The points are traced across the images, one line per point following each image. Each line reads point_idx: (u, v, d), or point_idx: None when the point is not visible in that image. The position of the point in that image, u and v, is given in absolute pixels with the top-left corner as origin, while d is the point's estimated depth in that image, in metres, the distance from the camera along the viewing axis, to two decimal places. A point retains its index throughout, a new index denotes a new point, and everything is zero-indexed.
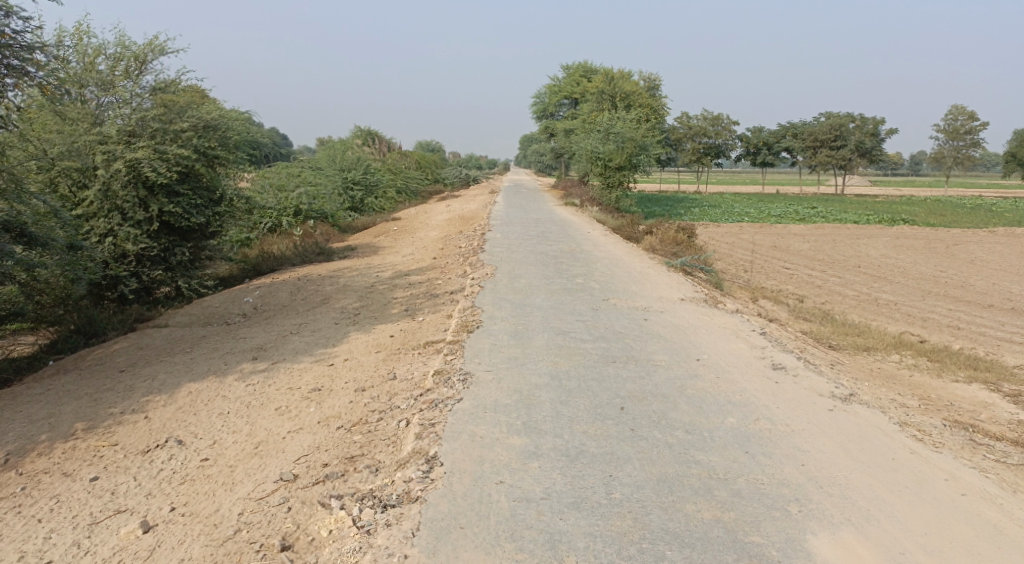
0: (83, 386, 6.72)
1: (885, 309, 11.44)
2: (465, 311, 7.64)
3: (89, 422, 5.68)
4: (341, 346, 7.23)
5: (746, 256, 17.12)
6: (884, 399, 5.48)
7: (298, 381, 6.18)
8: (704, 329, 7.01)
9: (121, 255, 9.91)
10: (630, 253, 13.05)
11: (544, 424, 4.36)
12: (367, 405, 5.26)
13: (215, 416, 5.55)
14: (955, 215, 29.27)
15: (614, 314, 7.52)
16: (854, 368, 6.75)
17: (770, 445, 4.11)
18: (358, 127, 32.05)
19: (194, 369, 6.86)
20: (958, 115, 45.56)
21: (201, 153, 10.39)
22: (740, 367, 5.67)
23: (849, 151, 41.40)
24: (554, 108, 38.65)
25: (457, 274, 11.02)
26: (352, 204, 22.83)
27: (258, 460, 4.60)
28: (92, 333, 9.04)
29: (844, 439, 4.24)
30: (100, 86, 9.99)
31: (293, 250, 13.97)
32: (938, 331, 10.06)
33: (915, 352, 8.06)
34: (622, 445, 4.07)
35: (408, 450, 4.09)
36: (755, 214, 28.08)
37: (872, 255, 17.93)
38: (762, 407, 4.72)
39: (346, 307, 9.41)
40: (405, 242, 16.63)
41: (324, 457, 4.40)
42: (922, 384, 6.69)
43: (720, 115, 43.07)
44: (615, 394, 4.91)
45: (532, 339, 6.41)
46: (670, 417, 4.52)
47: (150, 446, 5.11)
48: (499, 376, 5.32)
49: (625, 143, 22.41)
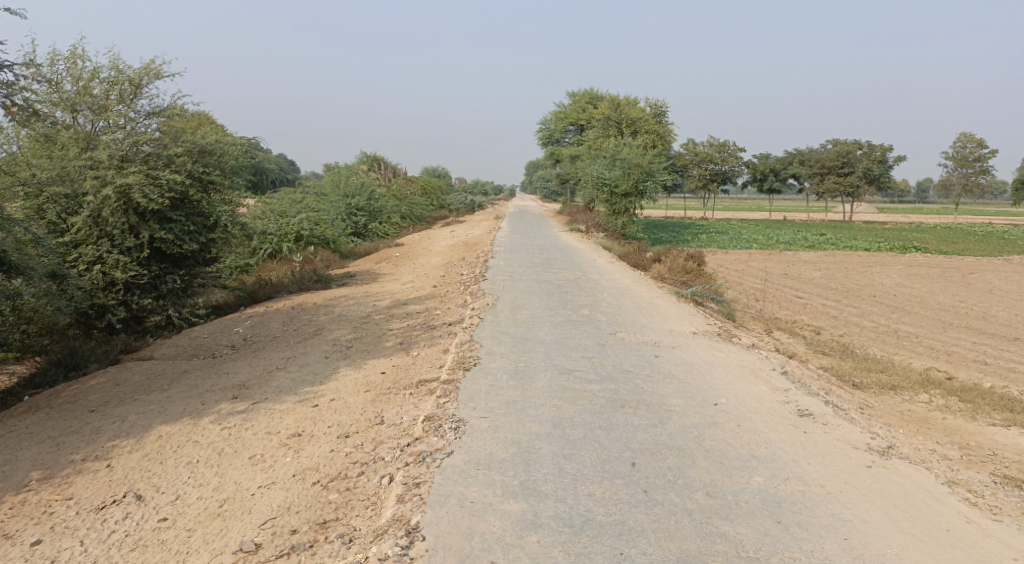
0: (48, 428, 6.20)
1: (906, 343, 10.87)
2: (462, 346, 7.11)
3: (46, 471, 5.16)
4: (328, 384, 6.70)
5: (757, 285, 16.58)
6: (924, 451, 4.92)
7: (278, 425, 5.65)
8: (721, 368, 6.45)
9: (109, 284, 9.41)
10: (640, 282, 12.54)
11: (544, 484, 3.83)
12: (349, 456, 4.73)
13: (183, 466, 5.02)
14: (968, 242, 28.82)
15: (622, 350, 6.99)
16: (883, 411, 6.18)
17: (805, 513, 3.56)
18: (363, 153, 31.91)
19: (168, 410, 6.34)
20: (967, 142, 45.32)
21: (195, 178, 9.95)
22: (763, 414, 5.11)
23: (857, 178, 40.92)
24: (560, 135, 38.40)
25: (457, 304, 10.53)
26: (355, 230, 22.48)
27: (220, 523, 4.08)
28: (73, 365, 8.47)
29: (891, 504, 3.69)
30: (93, 111, 9.52)
31: (290, 276, 13.48)
32: (966, 366, 9.49)
33: (944, 391, 7.48)
34: (633, 512, 3.52)
35: (387, 516, 3.56)
36: (763, 241, 27.64)
37: (887, 283, 17.35)
38: (791, 464, 4.18)
39: (339, 339, 8.91)
40: (406, 269, 16.17)
41: (292, 522, 3.89)
42: (959, 430, 6.10)
43: (727, 142, 42.64)
44: (625, 446, 4.38)
45: (533, 379, 5.89)
46: (688, 475, 3.98)
47: (106, 502, 4.57)
48: (496, 423, 4.79)
49: (632, 169, 22.10)
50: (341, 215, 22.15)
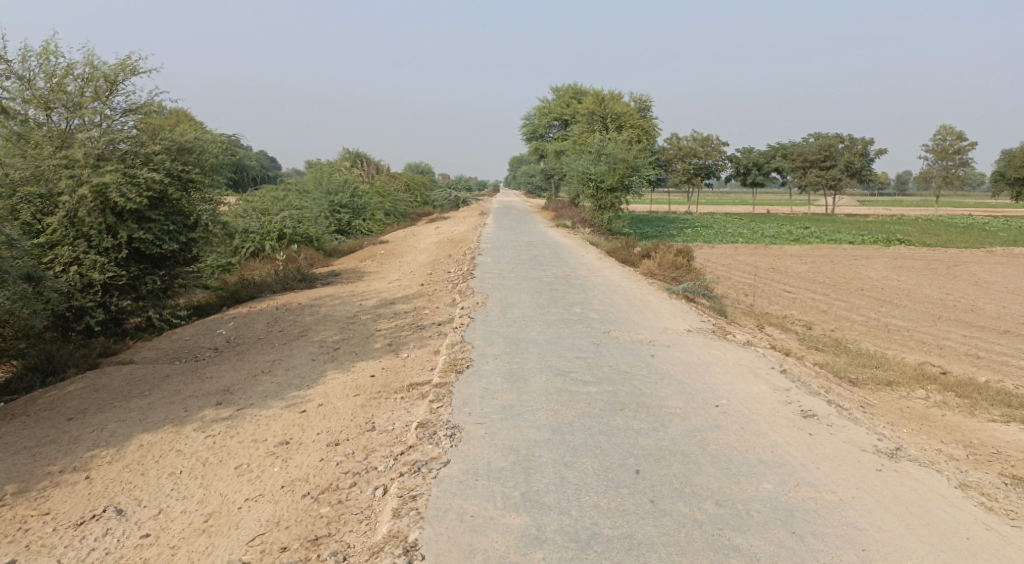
0: (23, 438, 5.90)
1: (897, 337, 10.83)
2: (454, 347, 6.92)
3: (20, 484, 4.88)
4: (316, 388, 6.48)
5: (745, 280, 16.52)
6: (930, 451, 4.82)
7: (265, 432, 5.43)
8: (719, 367, 6.32)
9: (87, 285, 9.10)
10: (629, 278, 12.41)
11: (547, 495, 3.67)
12: (340, 465, 4.53)
13: (166, 477, 4.79)
14: (949, 234, 29.12)
15: (618, 350, 6.84)
16: (884, 410, 6.08)
17: (819, 522, 3.46)
18: (346, 149, 31.55)
19: (150, 417, 6.09)
20: (946, 136, 45.79)
21: (174, 176, 9.66)
22: (765, 415, 4.98)
23: (839, 171, 41.12)
24: (544, 130, 38.17)
25: (446, 303, 10.32)
26: (339, 227, 22.16)
27: (206, 540, 3.87)
28: (50, 370, 8.16)
29: (906, 511, 3.59)
30: (67, 109, 9.17)
31: (274, 275, 13.18)
32: (957, 360, 9.47)
33: (940, 386, 7.41)
34: (642, 525, 3.39)
35: (382, 533, 3.38)
36: (748, 235, 27.67)
37: (873, 276, 17.41)
38: (800, 469, 4.06)
39: (326, 340, 8.68)
40: (392, 267, 15.90)
41: (282, 538, 3.70)
42: (960, 427, 6.02)
43: (711, 136, 42.66)
44: (628, 452, 4.23)
45: (528, 381, 5.73)
46: (694, 482, 3.84)
47: (84, 517, 4.33)
48: (493, 430, 4.61)
49: (618, 164, 22.02)
50: (324, 213, 21.82)
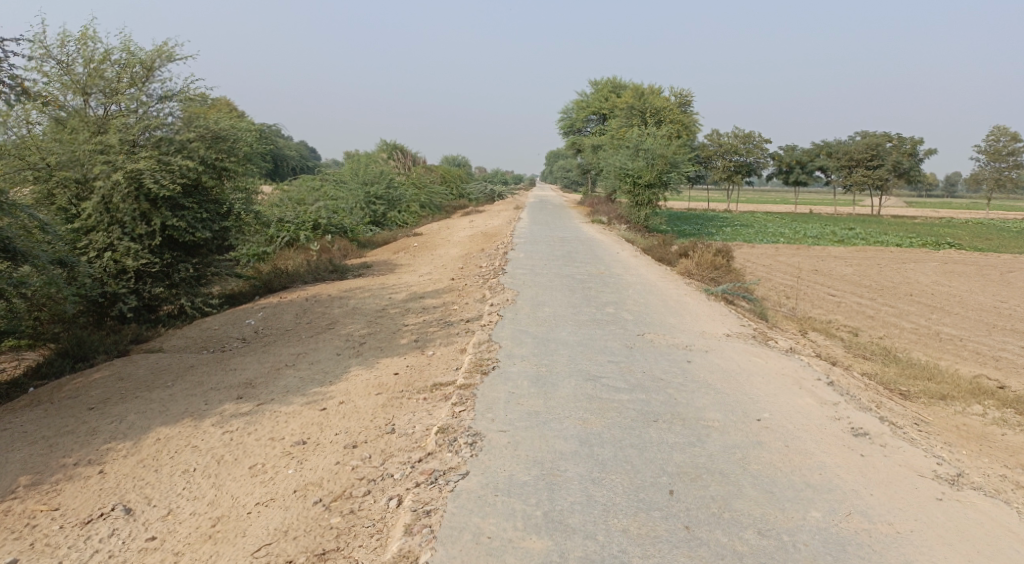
0: (43, 427, 5.84)
1: (950, 347, 10.22)
2: (480, 347, 6.66)
3: (34, 476, 4.79)
4: (338, 385, 6.29)
5: (787, 282, 15.90)
6: (993, 478, 4.39)
7: (282, 430, 5.26)
8: (760, 376, 5.94)
9: (121, 271, 9.05)
10: (666, 277, 11.99)
11: (571, 516, 3.38)
12: (355, 471, 4.31)
13: (179, 475, 4.64)
14: (1002, 238, 27.77)
15: (652, 354, 6.50)
16: (939, 428, 5.63)
17: (875, 559, 3.12)
18: (383, 141, 31.55)
19: (170, 410, 5.97)
20: (1000, 136, 43.79)
21: (209, 164, 9.59)
22: (813, 432, 4.60)
23: (886, 171, 39.61)
24: (582, 124, 37.70)
25: (475, 299, 10.07)
26: (374, 219, 22.08)
27: (210, 548, 3.69)
28: (80, 356, 8.12)
29: (972, 549, 3.22)
30: (105, 94, 9.13)
31: (306, 267, 13.10)
32: (1015, 373, 8.85)
33: (999, 402, 6.87)
34: (675, 555, 3.08)
35: (392, 552, 3.16)
36: (790, 235, 26.81)
37: (922, 281, 16.60)
38: (852, 495, 3.70)
39: (352, 334, 8.50)
40: (424, 260, 15.71)
41: (288, 550, 3.49)
42: (1022, 448, 5.53)
43: (753, 133, 41.48)
44: (661, 470, 3.92)
45: (556, 387, 5.43)
46: (735, 507, 3.51)
47: (92, 515, 4.19)
48: (517, 439, 4.34)
49: (656, 160, 21.53)
50: (359, 204, 21.77)
